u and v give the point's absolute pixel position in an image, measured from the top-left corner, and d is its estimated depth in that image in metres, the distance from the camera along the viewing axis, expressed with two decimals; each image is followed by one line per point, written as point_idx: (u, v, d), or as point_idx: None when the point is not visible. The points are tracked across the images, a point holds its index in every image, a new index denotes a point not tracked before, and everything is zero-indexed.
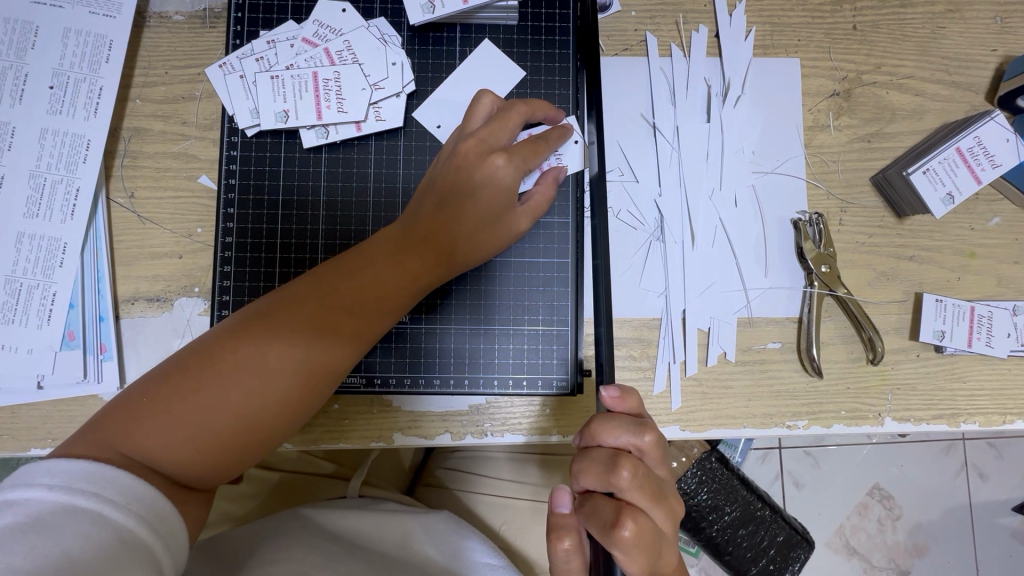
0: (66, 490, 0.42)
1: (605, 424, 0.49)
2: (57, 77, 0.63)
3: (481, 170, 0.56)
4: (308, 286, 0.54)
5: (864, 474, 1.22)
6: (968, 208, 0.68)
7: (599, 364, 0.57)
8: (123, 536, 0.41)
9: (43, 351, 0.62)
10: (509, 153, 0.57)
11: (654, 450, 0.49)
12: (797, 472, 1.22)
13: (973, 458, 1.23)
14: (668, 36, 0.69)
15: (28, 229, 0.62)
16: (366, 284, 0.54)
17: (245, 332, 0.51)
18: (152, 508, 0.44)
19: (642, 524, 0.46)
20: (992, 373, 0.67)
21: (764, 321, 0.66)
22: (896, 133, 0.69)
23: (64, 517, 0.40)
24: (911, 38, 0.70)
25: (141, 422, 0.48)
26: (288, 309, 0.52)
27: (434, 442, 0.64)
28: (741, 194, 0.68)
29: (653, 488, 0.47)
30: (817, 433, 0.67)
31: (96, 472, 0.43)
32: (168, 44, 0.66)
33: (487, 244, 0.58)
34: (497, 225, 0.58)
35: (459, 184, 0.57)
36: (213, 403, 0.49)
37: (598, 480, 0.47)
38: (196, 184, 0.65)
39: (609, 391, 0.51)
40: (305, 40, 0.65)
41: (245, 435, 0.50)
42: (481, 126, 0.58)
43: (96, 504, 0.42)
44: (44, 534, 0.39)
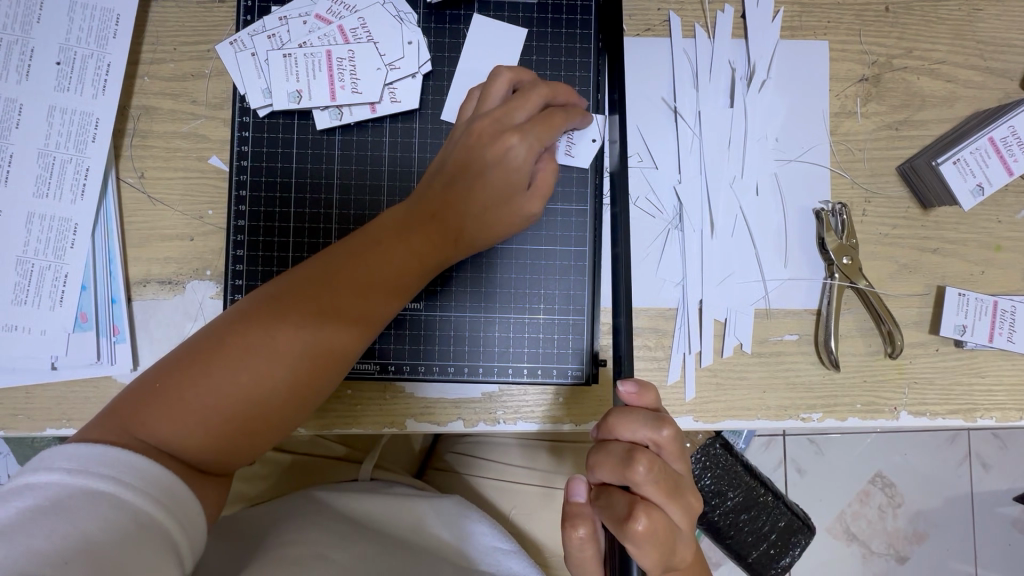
0: (83, 474, 0.42)
1: (622, 418, 0.48)
2: (63, 52, 0.62)
3: (494, 150, 0.55)
4: (316, 270, 0.53)
5: (868, 462, 1.22)
6: (997, 200, 0.66)
7: (616, 358, 0.56)
8: (140, 519, 0.42)
9: (57, 332, 0.62)
10: (523, 131, 0.55)
11: (672, 446, 0.48)
12: (800, 459, 1.23)
13: (977, 448, 1.23)
14: (691, 15, 0.67)
15: (38, 209, 0.61)
16: (374, 265, 0.53)
17: (255, 316, 0.51)
18: (170, 493, 0.44)
19: (656, 519, 0.45)
20: (1011, 369, 0.66)
21: (783, 312, 0.66)
22: (926, 120, 0.67)
23: (82, 500, 0.40)
24: (946, 21, 0.67)
25: (156, 407, 0.48)
26: (297, 292, 0.52)
27: (447, 428, 0.63)
28: (763, 183, 0.66)
29: (668, 483, 0.46)
30: (831, 426, 0.66)
31: (114, 457, 0.43)
32: (177, 19, 0.64)
33: (496, 226, 0.57)
34: (508, 207, 0.56)
35: (470, 164, 0.55)
36: (224, 388, 0.49)
37: (613, 474, 0.47)
38: (207, 165, 0.64)
39: (627, 386, 0.50)
40: (318, 17, 0.63)
41: (255, 418, 0.50)
42: (496, 105, 0.57)
43: (114, 488, 0.42)
44: (64, 517, 0.39)
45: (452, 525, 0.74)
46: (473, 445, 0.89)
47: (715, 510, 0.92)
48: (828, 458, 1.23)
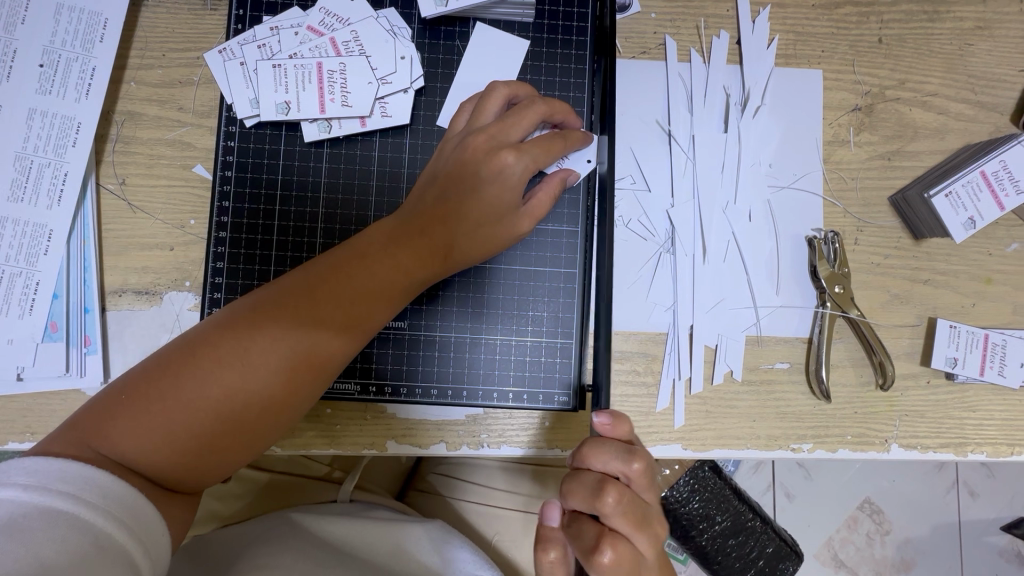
0: (40, 491, 0.40)
1: (595, 448, 0.45)
2: (47, 54, 0.60)
3: (489, 167, 0.53)
4: (298, 282, 0.52)
5: (856, 487, 1.21)
6: (987, 232, 0.66)
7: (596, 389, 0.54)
8: (100, 538, 0.40)
9: (25, 341, 0.59)
10: (521, 150, 0.53)
11: (642, 478, 0.45)
12: (789, 483, 1.22)
13: (963, 476, 1.23)
14: (688, 40, 0.67)
15: (12, 213, 0.59)
16: (359, 280, 0.52)
17: (233, 328, 0.49)
18: (132, 510, 0.42)
19: (622, 549, 0.43)
20: (1002, 403, 0.65)
21: (773, 340, 0.65)
22: (918, 151, 0.67)
23: (37, 520, 0.39)
24: (938, 54, 0.68)
25: (123, 420, 0.46)
26: (276, 304, 0.50)
27: (428, 451, 0.62)
28: (756, 209, 0.66)
29: (637, 514, 0.44)
30: (820, 457, 0.65)
31: (72, 473, 0.42)
32: (167, 25, 0.63)
33: (485, 244, 0.55)
34: (499, 224, 0.55)
35: (463, 180, 0.54)
36: (193, 403, 0.47)
37: (583, 505, 0.45)
38: (191, 173, 0.63)
39: (601, 417, 0.47)
40: (311, 28, 0.61)
41: (225, 433, 0.48)
42: (492, 121, 0.55)
43: (71, 506, 0.40)
44: (16, 539, 0.37)
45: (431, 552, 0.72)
46: (457, 467, 0.87)
47: (702, 535, 0.90)
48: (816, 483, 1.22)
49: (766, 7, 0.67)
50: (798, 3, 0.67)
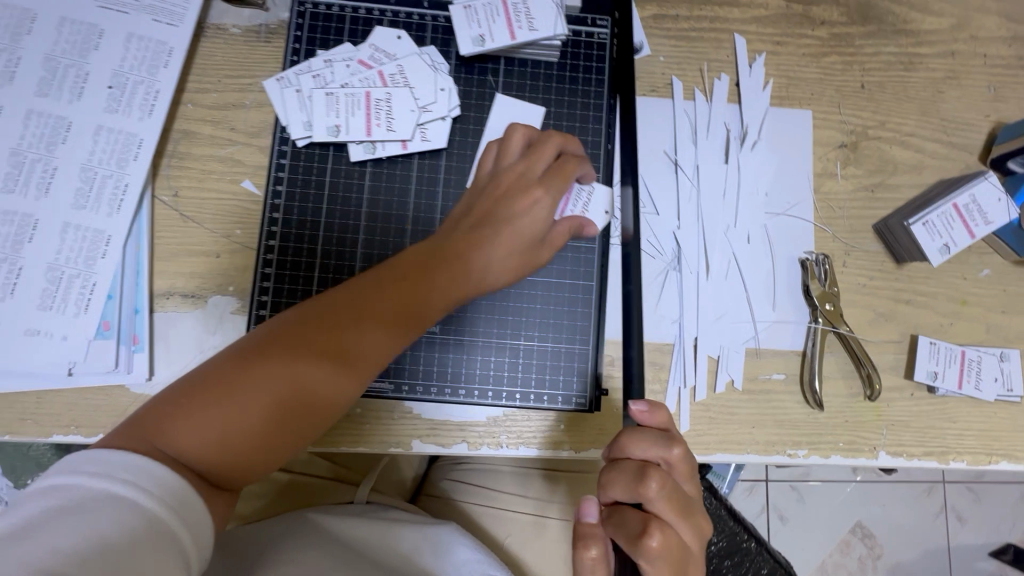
0: (105, 477, 0.44)
1: (633, 434, 0.44)
2: (116, 77, 0.66)
3: (518, 200, 0.60)
4: (343, 298, 0.56)
5: (847, 513, 1.37)
6: (962, 258, 0.73)
7: (628, 380, 0.60)
8: (151, 524, 0.43)
9: (77, 339, 0.63)
10: (545, 186, 0.60)
11: (683, 465, 0.43)
12: (785, 509, 1.37)
13: (950, 501, 1.36)
14: (692, 80, 0.74)
15: (74, 219, 0.64)
16: (401, 298, 0.57)
17: (282, 339, 0.54)
18: (181, 500, 0.45)
19: (670, 536, 0.41)
20: (979, 415, 0.71)
21: (771, 352, 0.70)
22: (898, 184, 0.74)
23: (103, 504, 0.42)
24: (913, 99, 0.76)
25: (178, 418, 0.50)
26: (324, 319, 0.55)
27: (451, 451, 0.66)
28: (754, 233, 0.72)
29: (682, 502, 0.42)
30: (815, 462, 0.70)
31: (129, 462, 0.45)
32: (224, 54, 0.70)
33: (512, 270, 0.61)
34: (525, 252, 0.61)
35: (495, 211, 0.60)
36: (246, 406, 0.51)
37: (624, 492, 0.42)
38: (238, 187, 0.68)
39: (638, 404, 0.46)
40: (361, 61, 0.67)
41: (271, 435, 0.52)
42: (519, 160, 0.62)
43: (131, 492, 0.43)
44: (85, 519, 0.41)
45: (444, 558, 0.75)
46: (470, 473, 0.91)
47: None
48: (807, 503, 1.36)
49: (761, 54, 0.75)
50: (790, 51, 0.75)
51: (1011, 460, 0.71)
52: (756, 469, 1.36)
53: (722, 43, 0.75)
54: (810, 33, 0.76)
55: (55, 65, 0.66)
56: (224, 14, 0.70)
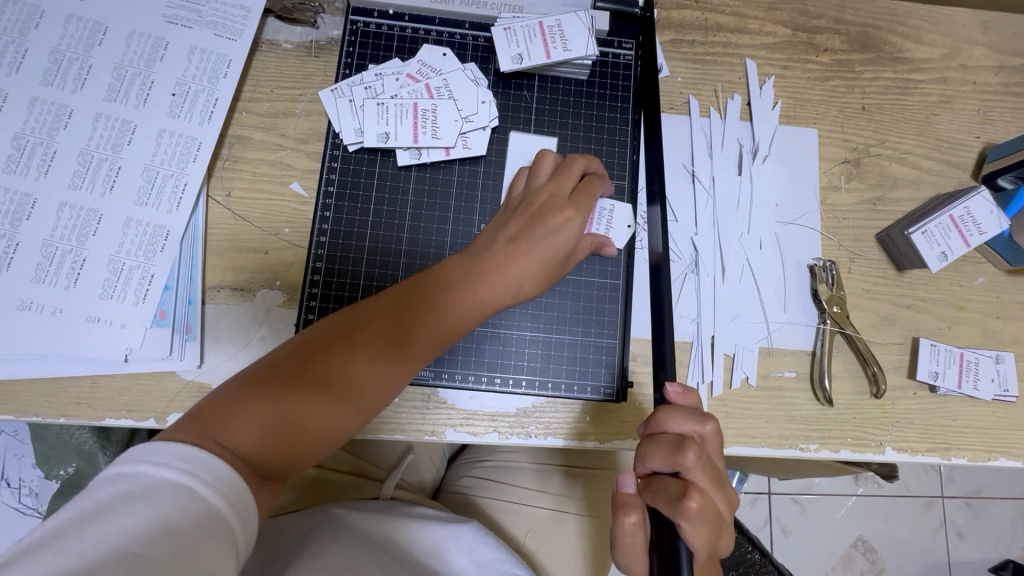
0: (165, 467, 0.43)
1: (670, 410, 0.48)
2: (179, 86, 0.72)
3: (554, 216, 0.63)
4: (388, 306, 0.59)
5: (848, 529, 1.60)
6: (959, 267, 0.79)
7: (658, 365, 0.65)
8: (213, 514, 0.43)
9: (135, 326, 0.67)
10: (577, 206, 0.64)
11: (715, 439, 0.48)
12: (789, 522, 1.59)
13: (941, 515, 1.61)
14: (707, 100, 0.80)
15: (136, 215, 0.68)
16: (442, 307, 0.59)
17: (330, 343, 0.56)
18: (237, 491, 0.45)
19: (706, 501, 0.45)
20: (978, 414, 0.76)
21: (782, 351, 0.75)
22: (897, 198, 0.80)
23: (167, 491, 0.42)
24: (910, 121, 0.82)
25: (229, 414, 0.50)
26: (371, 324, 0.57)
27: (482, 440, 0.70)
28: (766, 240, 0.78)
29: (716, 472, 0.46)
30: (825, 457, 0.74)
31: (187, 453, 0.45)
32: (276, 67, 0.75)
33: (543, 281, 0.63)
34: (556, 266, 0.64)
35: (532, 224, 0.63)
36: (297, 398, 0.52)
37: (664, 462, 0.46)
38: (287, 189, 0.73)
39: (673, 386, 0.51)
40: (409, 75, 0.73)
41: (320, 428, 0.53)
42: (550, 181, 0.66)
43: (192, 482, 0.43)
44: (150, 505, 0.40)
45: (466, 553, 0.77)
46: (491, 469, 0.94)
47: None
48: (808, 516, 1.59)
49: (771, 77, 0.81)
50: (797, 75, 0.82)
51: (1009, 457, 0.75)
52: (757, 482, 1.60)
53: (735, 67, 0.81)
54: (815, 59, 0.83)
55: (124, 74, 0.71)
56: (278, 30, 0.76)
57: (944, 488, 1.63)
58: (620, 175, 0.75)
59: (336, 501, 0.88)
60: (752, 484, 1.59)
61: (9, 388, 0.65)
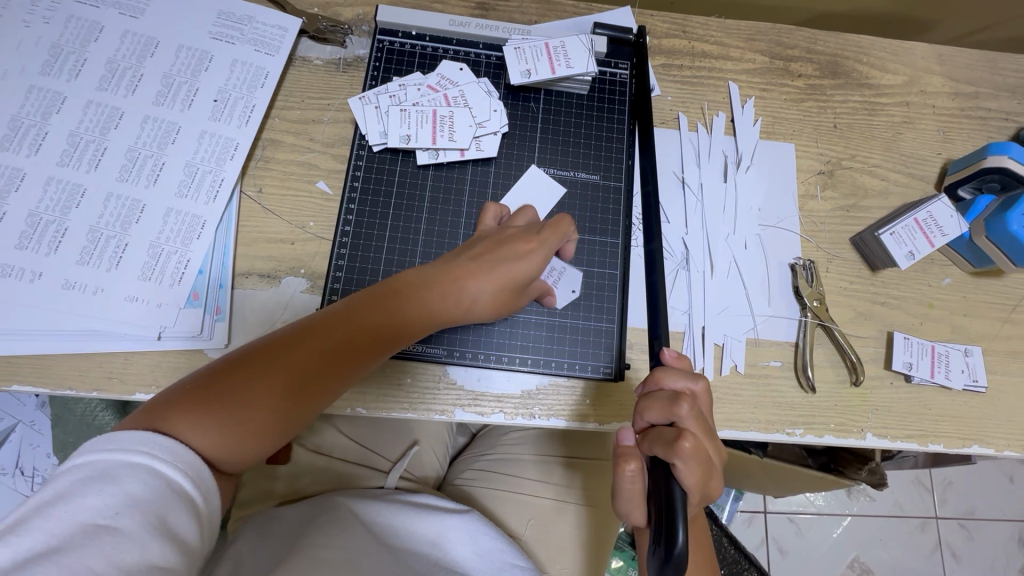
0: (121, 452, 0.48)
1: (666, 370, 0.54)
2: (221, 93, 0.80)
3: (516, 246, 0.67)
4: (351, 315, 0.61)
5: (845, 550, 1.61)
6: (927, 268, 0.86)
7: (653, 342, 0.71)
8: (171, 486, 0.48)
9: (170, 305, 0.72)
10: (541, 238, 0.68)
11: (705, 396, 0.54)
12: (784, 541, 1.60)
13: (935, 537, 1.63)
14: (695, 116, 0.89)
15: (176, 206, 0.75)
16: (401, 319, 0.63)
17: (289, 350, 0.58)
18: (191, 465, 0.50)
19: (699, 446, 0.51)
20: (951, 403, 0.81)
21: (768, 342, 0.81)
22: (868, 206, 0.88)
23: (125, 470, 0.47)
24: (877, 139, 0.91)
25: (188, 411, 0.53)
26: (334, 333, 0.60)
27: (489, 420, 0.74)
28: (750, 240, 0.85)
29: (705, 423, 0.53)
30: (810, 442, 0.79)
31: (145, 441, 0.49)
32: (307, 80, 0.84)
33: (496, 304, 0.68)
34: (513, 290, 0.67)
35: (495, 251, 0.67)
36: (257, 402, 0.55)
37: (661, 413, 0.52)
38: (314, 187, 0.80)
39: (669, 351, 0.57)
40: (429, 86, 0.81)
41: (272, 431, 0.57)
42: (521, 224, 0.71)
43: (148, 459, 0.48)
44: (111, 483, 0.46)
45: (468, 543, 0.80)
46: (494, 462, 0.97)
47: None
48: (804, 536, 1.61)
49: (751, 98, 0.91)
50: (775, 97, 0.91)
51: (983, 444, 0.80)
52: (753, 500, 1.62)
53: (719, 88, 0.91)
54: (791, 83, 0.92)
55: (171, 82, 0.79)
56: (310, 48, 0.85)
57: (937, 507, 1.66)
58: (617, 177, 0.83)
59: (343, 489, 0.91)
60: (748, 501, 1.61)
61: (46, 362, 0.70)
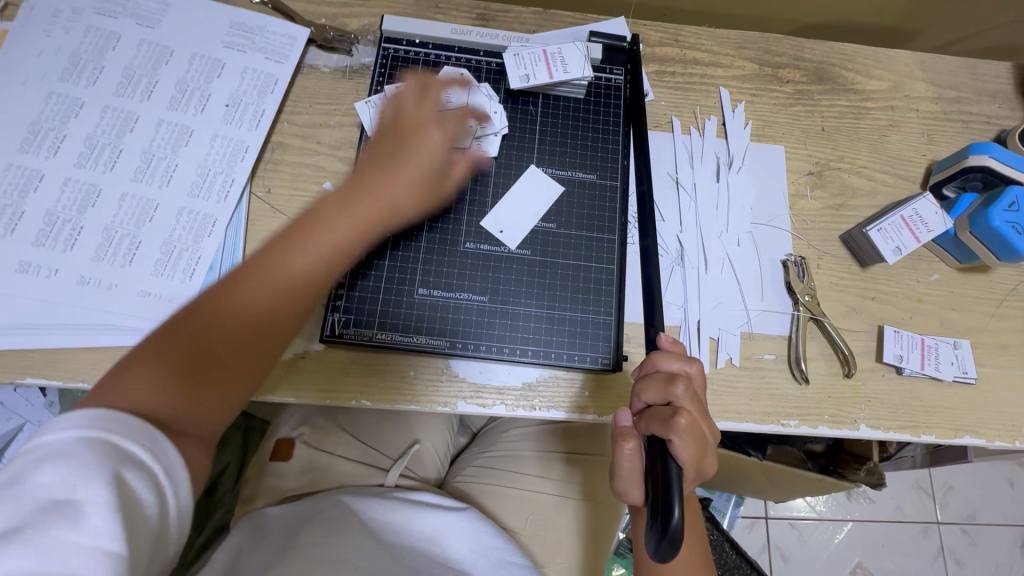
0: (82, 428, 0.45)
1: (663, 352, 0.57)
2: (232, 98, 0.83)
3: (418, 139, 0.73)
4: (269, 248, 0.61)
5: (847, 555, 1.60)
6: (915, 264, 0.88)
7: (650, 331, 0.73)
8: (136, 463, 0.45)
9: (181, 300, 0.75)
10: (440, 125, 0.76)
11: (700, 378, 0.57)
12: (785, 547, 1.60)
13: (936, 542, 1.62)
14: (687, 120, 0.93)
15: (189, 204, 0.78)
16: (318, 237, 0.63)
17: (217, 298, 0.58)
18: (156, 440, 0.47)
19: (694, 423, 0.54)
20: (941, 395, 0.83)
21: (762, 335, 0.83)
22: (857, 205, 0.91)
23: (85, 448, 0.43)
24: (863, 141, 0.95)
25: (126, 380, 0.51)
26: (256, 267, 0.60)
27: (490, 412, 0.76)
28: (742, 237, 0.88)
29: (699, 402, 0.55)
30: (805, 433, 0.81)
31: (100, 416, 0.46)
32: (315, 87, 0.87)
33: (427, 182, 0.73)
34: (438, 171, 0.75)
35: (400, 162, 0.71)
36: (199, 354, 0.55)
37: (658, 393, 0.55)
38: (321, 188, 0.83)
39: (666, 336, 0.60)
40: None
41: (226, 384, 0.56)
42: (426, 119, 0.75)
43: (112, 437, 0.45)
44: (71, 462, 0.42)
45: (468, 539, 0.81)
46: (496, 458, 0.99)
47: None
48: (806, 541, 1.61)
49: (741, 103, 0.94)
50: (764, 102, 0.95)
51: (975, 435, 0.82)
52: (754, 505, 1.63)
53: (710, 93, 0.94)
54: (780, 89, 0.96)
55: (185, 88, 0.82)
56: (318, 57, 0.89)
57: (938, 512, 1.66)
58: (613, 177, 0.86)
59: (346, 486, 0.92)
60: (748, 507, 1.62)
61: (60, 355, 0.72)
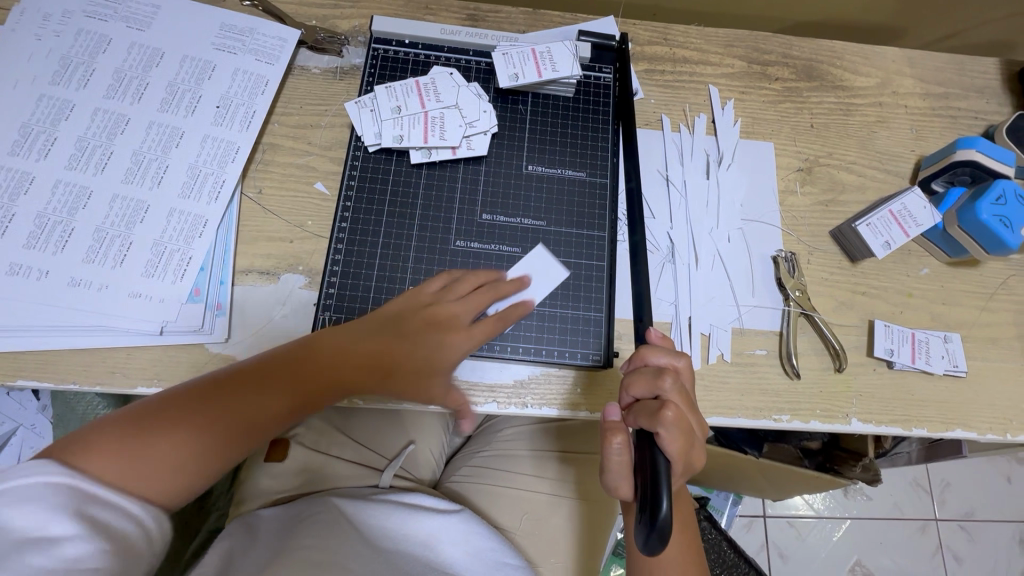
0: (39, 474, 0.51)
1: (652, 347, 0.58)
2: (223, 100, 0.83)
3: (444, 318, 0.72)
4: (279, 364, 0.67)
5: (845, 553, 1.60)
6: (905, 259, 0.89)
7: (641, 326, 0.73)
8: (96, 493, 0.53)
9: (172, 301, 0.75)
10: (468, 330, 0.73)
11: (687, 372, 0.58)
12: (784, 546, 1.60)
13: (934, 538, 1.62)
14: (677, 118, 0.93)
15: (180, 206, 0.78)
16: (318, 366, 0.68)
17: (215, 392, 0.63)
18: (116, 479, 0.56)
19: (681, 417, 0.54)
20: (933, 388, 0.83)
21: (753, 331, 0.83)
22: (846, 200, 0.92)
23: (50, 490, 0.50)
24: (853, 137, 0.95)
25: (105, 447, 0.56)
26: (262, 375, 0.66)
27: (482, 410, 0.76)
28: (732, 234, 0.88)
29: (687, 397, 0.56)
30: (798, 428, 0.81)
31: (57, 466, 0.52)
32: (306, 88, 0.88)
33: (427, 365, 0.72)
34: (443, 353, 0.72)
35: (424, 328, 0.72)
36: (179, 441, 0.60)
37: (647, 386, 0.56)
38: (312, 188, 0.83)
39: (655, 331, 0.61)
40: (418, 86, 0.84)
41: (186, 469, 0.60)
42: (458, 294, 0.74)
43: (72, 479, 0.52)
44: (38, 501, 0.49)
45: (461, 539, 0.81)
46: (490, 458, 0.98)
47: None
48: (804, 539, 1.60)
49: (730, 100, 0.95)
50: (754, 99, 0.96)
51: (967, 428, 0.82)
52: (752, 504, 1.63)
53: (700, 91, 0.95)
54: (769, 86, 0.96)
55: (176, 90, 0.83)
56: (309, 58, 0.89)
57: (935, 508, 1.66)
58: (603, 174, 0.86)
59: (339, 488, 0.92)
60: (746, 505, 1.62)
61: (50, 357, 0.72)
